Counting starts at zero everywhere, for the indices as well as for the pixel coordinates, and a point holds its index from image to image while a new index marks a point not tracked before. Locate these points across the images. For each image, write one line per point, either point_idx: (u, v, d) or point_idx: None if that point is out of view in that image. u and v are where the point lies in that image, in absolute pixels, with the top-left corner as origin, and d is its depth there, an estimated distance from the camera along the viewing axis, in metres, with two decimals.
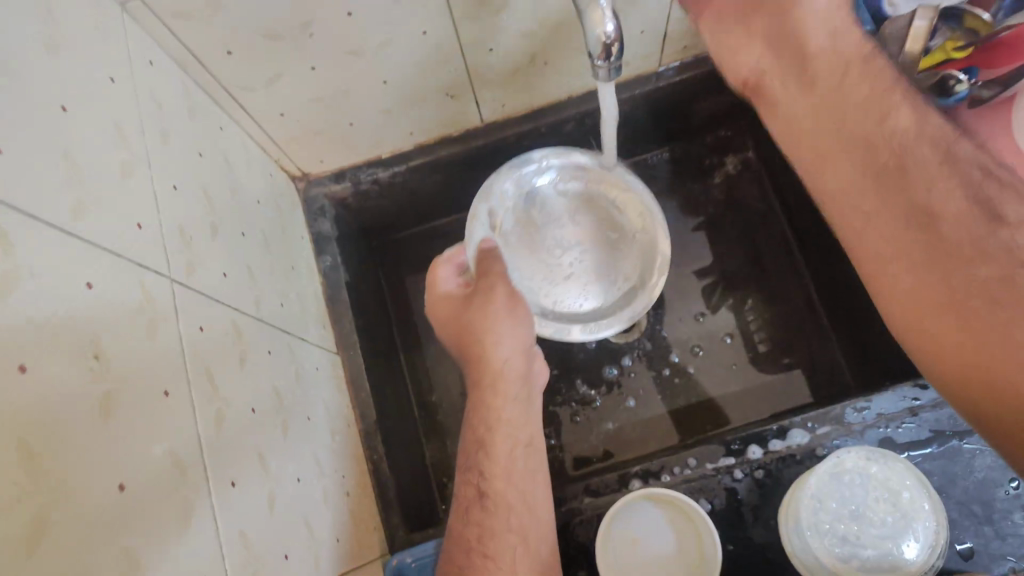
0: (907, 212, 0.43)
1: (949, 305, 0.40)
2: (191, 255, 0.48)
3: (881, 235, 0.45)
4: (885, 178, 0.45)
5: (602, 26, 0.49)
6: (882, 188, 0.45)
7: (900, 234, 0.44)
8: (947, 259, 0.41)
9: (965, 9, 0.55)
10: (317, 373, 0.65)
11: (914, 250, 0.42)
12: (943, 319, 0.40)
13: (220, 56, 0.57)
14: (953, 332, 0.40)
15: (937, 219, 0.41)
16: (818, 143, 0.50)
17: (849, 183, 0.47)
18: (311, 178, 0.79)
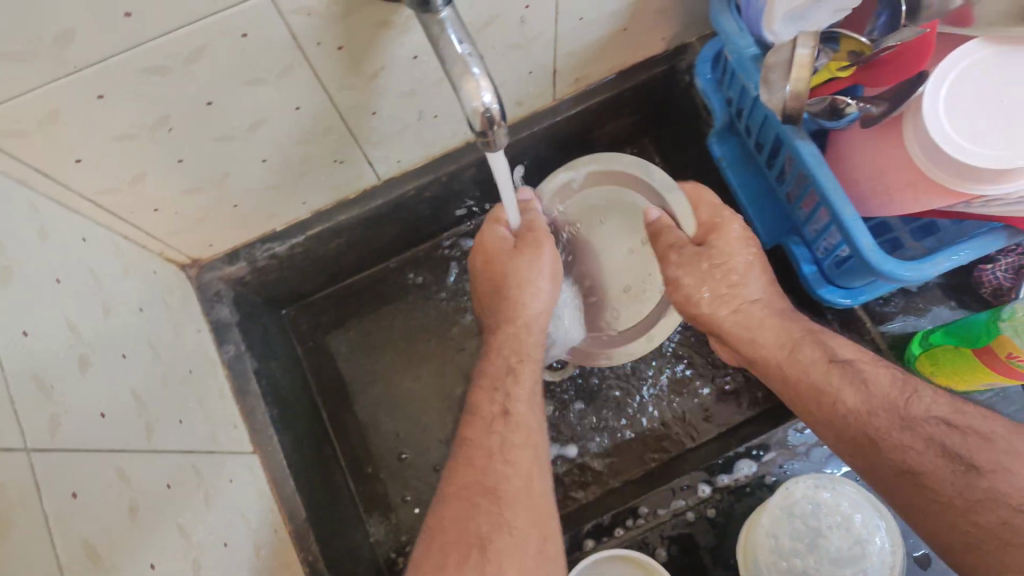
0: (938, 453, 0.51)
1: (984, 549, 0.46)
2: (55, 407, 0.43)
3: (889, 479, 0.53)
4: (889, 417, 0.54)
5: (479, 98, 0.45)
6: (889, 429, 0.54)
7: (913, 472, 0.51)
8: (980, 504, 0.48)
9: (842, 32, 0.53)
10: (229, 485, 0.61)
11: (905, 475, 0.52)
12: (998, 559, 0.46)
13: (68, 165, 0.51)
14: (1013, 574, 0.45)
15: (963, 459, 0.50)
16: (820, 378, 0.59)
17: (857, 419, 0.55)
18: (202, 263, 0.73)
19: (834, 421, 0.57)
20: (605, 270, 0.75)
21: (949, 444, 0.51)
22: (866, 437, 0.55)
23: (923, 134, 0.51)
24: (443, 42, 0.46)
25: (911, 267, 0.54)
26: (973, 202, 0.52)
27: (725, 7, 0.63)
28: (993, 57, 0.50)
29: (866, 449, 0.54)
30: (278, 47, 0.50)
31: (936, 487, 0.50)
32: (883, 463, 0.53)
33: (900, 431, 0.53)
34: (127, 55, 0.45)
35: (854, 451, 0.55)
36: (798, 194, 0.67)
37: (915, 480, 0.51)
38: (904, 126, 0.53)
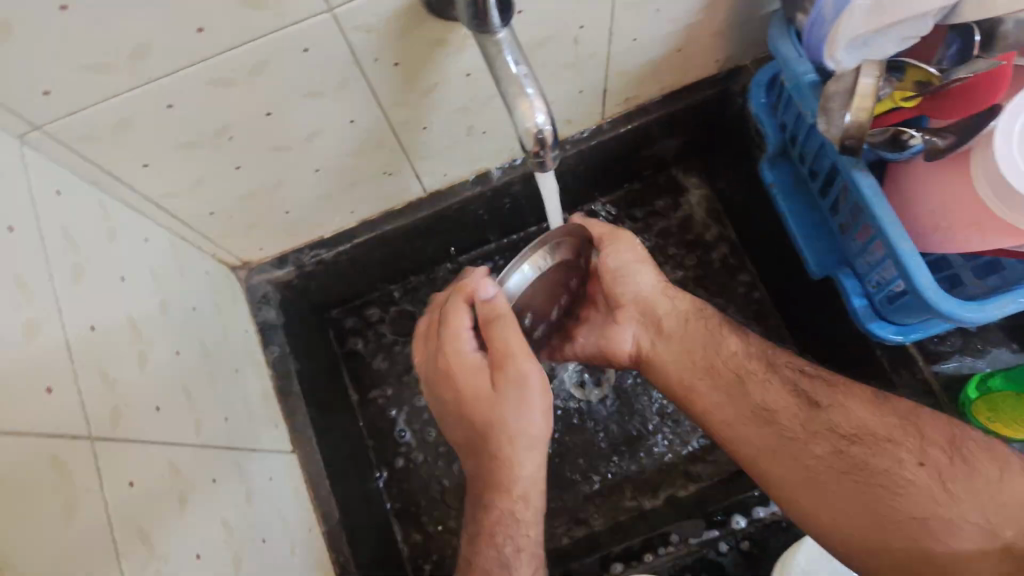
0: (790, 391, 0.57)
1: (828, 476, 0.52)
2: (115, 399, 0.45)
3: (744, 419, 0.57)
4: (761, 362, 0.60)
5: (531, 119, 0.46)
6: (757, 373, 0.59)
7: (768, 411, 0.56)
8: (821, 431, 0.54)
9: (908, 62, 0.54)
10: (270, 483, 0.63)
11: (777, 433, 0.55)
12: (840, 482, 0.52)
13: (136, 168, 0.54)
14: (850, 506, 0.51)
15: (808, 396, 0.56)
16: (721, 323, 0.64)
17: (732, 363, 0.60)
18: (252, 266, 0.75)
19: (715, 367, 0.60)
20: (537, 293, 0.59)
21: (800, 386, 0.57)
22: (738, 377, 0.59)
23: (994, 174, 0.50)
24: (500, 63, 0.47)
25: (970, 307, 0.54)
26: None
27: (785, 33, 0.63)
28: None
29: (735, 391, 0.59)
30: (338, 62, 0.52)
31: (800, 429, 0.55)
32: (744, 403, 0.58)
33: (766, 376, 0.59)
34: (196, 67, 0.47)
35: (723, 392, 0.59)
36: (852, 225, 0.66)
37: (771, 433, 0.56)
38: (975, 163, 0.52)
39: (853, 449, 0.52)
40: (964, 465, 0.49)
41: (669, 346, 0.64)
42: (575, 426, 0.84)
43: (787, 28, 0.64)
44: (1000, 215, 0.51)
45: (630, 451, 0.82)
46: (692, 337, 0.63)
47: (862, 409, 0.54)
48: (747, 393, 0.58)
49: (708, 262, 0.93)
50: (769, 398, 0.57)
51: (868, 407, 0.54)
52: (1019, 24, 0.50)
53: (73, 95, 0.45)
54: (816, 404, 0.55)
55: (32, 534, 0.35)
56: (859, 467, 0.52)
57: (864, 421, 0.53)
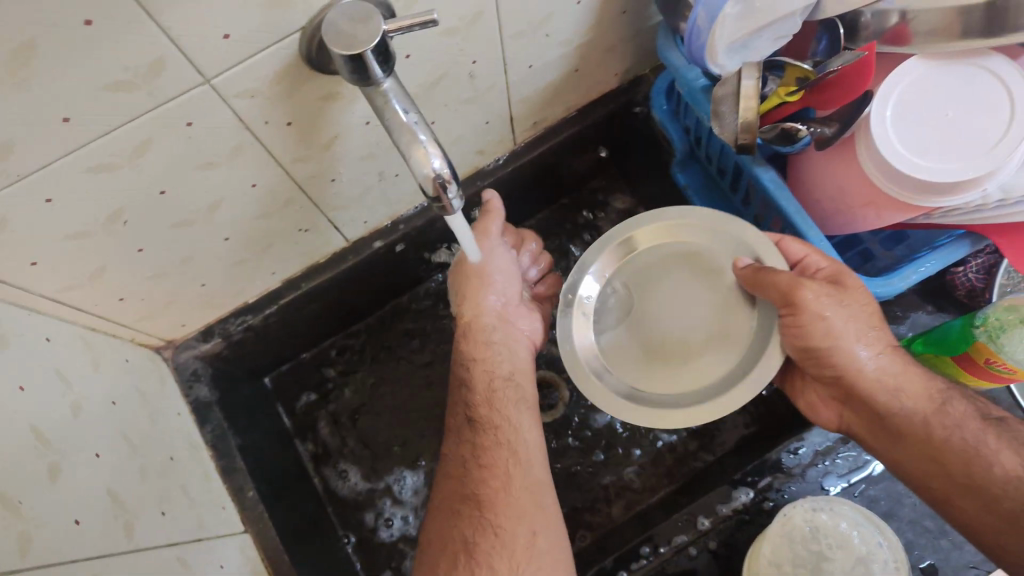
0: None
1: None
2: (25, 524, 0.42)
3: (982, 505, 0.49)
4: (990, 438, 0.51)
5: (428, 165, 0.45)
6: (999, 453, 0.50)
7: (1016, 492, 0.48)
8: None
9: (786, 61, 0.55)
10: (221, 571, 0.60)
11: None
12: None
13: (26, 269, 0.51)
14: None
15: None
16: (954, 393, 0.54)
17: (959, 440, 0.51)
18: (176, 343, 0.72)
19: (930, 424, 0.52)
20: (663, 326, 0.61)
21: None
22: (971, 454, 0.50)
23: (877, 157, 0.52)
24: (389, 113, 0.46)
25: (879, 282, 0.56)
26: (935, 213, 0.53)
27: (671, 42, 0.65)
28: (928, 74, 0.53)
29: (963, 472, 0.50)
30: (228, 131, 0.50)
31: None
32: (974, 481, 0.50)
33: (1015, 458, 0.49)
34: (71, 157, 0.45)
35: (938, 472, 0.52)
36: (761, 218, 0.68)
37: (1014, 523, 0.48)
38: (858, 145, 0.54)
39: None
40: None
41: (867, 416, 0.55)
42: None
43: (673, 37, 0.65)
44: (895, 197, 0.53)
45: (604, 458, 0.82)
46: (907, 413, 0.53)
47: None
48: (980, 463, 0.50)
49: None
50: (1019, 485, 0.48)
51: None
52: (876, 13, 0.52)
53: None
54: None
55: None
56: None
57: None
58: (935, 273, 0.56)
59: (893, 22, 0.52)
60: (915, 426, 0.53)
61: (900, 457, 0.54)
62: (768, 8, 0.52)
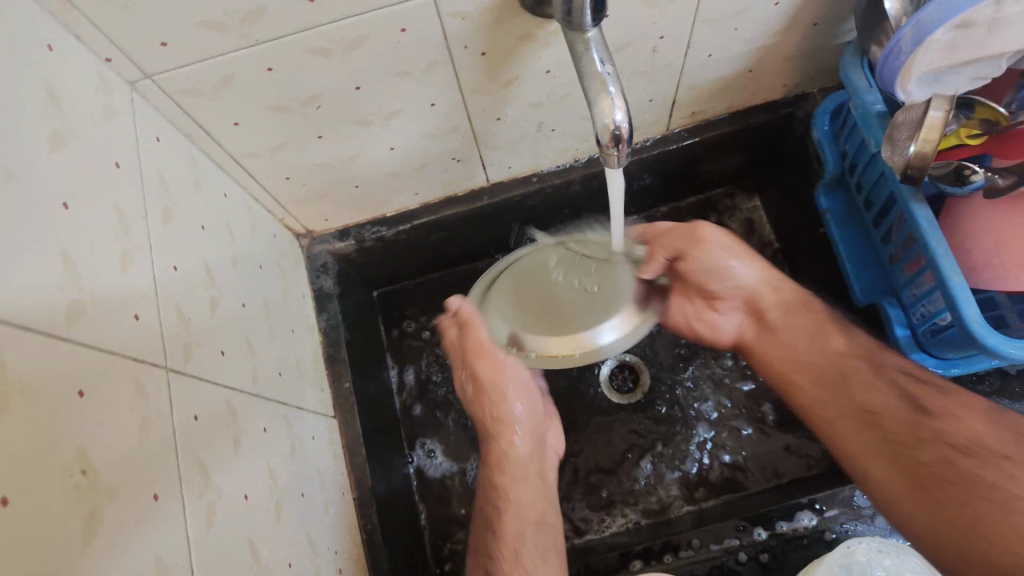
0: (898, 398, 0.59)
1: (936, 480, 0.54)
2: (189, 337, 0.48)
3: (848, 418, 0.62)
4: (864, 362, 0.63)
5: (610, 116, 0.48)
6: (859, 373, 0.62)
7: (874, 411, 0.60)
8: (925, 438, 0.56)
9: (980, 100, 0.56)
10: (313, 441, 0.65)
11: (887, 434, 0.58)
12: (944, 488, 0.53)
13: (227, 126, 0.57)
14: (948, 509, 0.52)
15: (917, 402, 0.58)
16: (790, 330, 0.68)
17: (835, 361, 0.64)
18: (315, 235, 0.78)
19: (816, 362, 0.66)
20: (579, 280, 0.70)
21: (910, 392, 0.59)
22: (841, 377, 0.63)
23: None
24: (586, 60, 0.49)
25: (1016, 343, 0.53)
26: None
27: (857, 63, 0.64)
28: None
29: (838, 389, 0.63)
30: (430, 46, 0.55)
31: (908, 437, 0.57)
32: (850, 401, 0.62)
33: (873, 377, 0.61)
34: (300, 35, 0.50)
35: (826, 389, 0.64)
36: (901, 256, 0.66)
37: (868, 442, 0.60)
38: None
39: (960, 456, 0.54)
40: None
41: (770, 336, 0.70)
42: (605, 416, 0.87)
43: (860, 58, 0.64)
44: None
45: (669, 450, 0.83)
46: (802, 340, 0.67)
47: (973, 423, 0.55)
48: (840, 378, 0.64)
49: None
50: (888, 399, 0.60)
51: (986, 423, 0.55)
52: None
53: (183, 50, 0.48)
54: (898, 412, 0.58)
55: (113, 439, 0.37)
56: (954, 480, 0.53)
57: (974, 432, 0.54)
58: None
59: None
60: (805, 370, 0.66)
61: (806, 387, 0.66)
62: (980, 44, 0.51)
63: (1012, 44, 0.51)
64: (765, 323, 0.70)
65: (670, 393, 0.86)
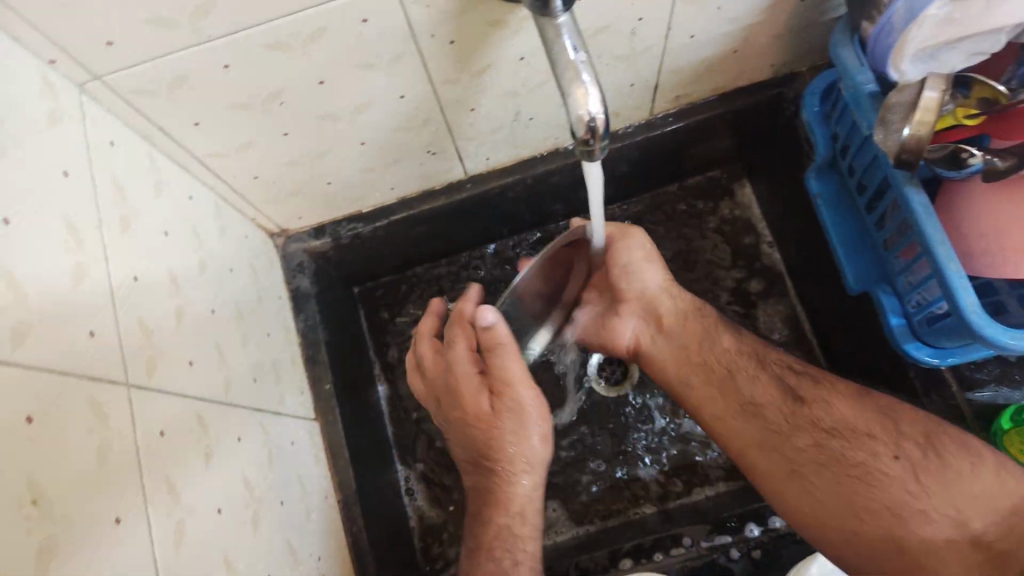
0: (775, 388, 0.61)
1: (810, 468, 0.56)
2: (153, 349, 0.46)
3: (734, 413, 0.61)
4: (748, 356, 0.64)
5: (585, 106, 0.46)
6: (741, 366, 0.63)
7: (754, 405, 0.61)
8: (805, 425, 0.58)
9: (977, 78, 0.54)
10: (292, 447, 0.63)
11: (762, 425, 0.60)
12: (820, 474, 0.56)
13: (187, 125, 0.55)
14: (828, 497, 0.55)
15: (794, 395, 0.60)
16: (688, 327, 0.67)
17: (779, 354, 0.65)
18: (290, 233, 0.76)
19: (709, 362, 0.65)
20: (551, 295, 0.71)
21: (788, 384, 0.61)
22: (725, 370, 0.64)
23: None
24: (558, 48, 0.47)
25: (1014, 333, 0.51)
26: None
27: (848, 41, 0.62)
28: None
29: (724, 385, 0.63)
30: (393, 36, 0.52)
31: (813, 423, 0.58)
32: (725, 398, 0.62)
33: (755, 374, 0.62)
34: (259, 28, 0.47)
35: (710, 386, 0.64)
36: (895, 242, 0.65)
37: (741, 440, 0.61)
38: None
39: (830, 441, 0.56)
40: (937, 459, 0.52)
41: (667, 343, 0.68)
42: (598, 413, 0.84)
43: (851, 36, 0.62)
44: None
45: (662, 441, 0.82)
46: (692, 341, 0.66)
47: (973, 474, 0.51)
48: (727, 373, 0.63)
49: (744, 272, 0.91)
50: (772, 397, 0.60)
51: (854, 408, 0.57)
52: None
53: (134, 48, 0.46)
54: (773, 408, 0.60)
55: (71, 462, 0.35)
56: (849, 461, 0.55)
57: (843, 417, 0.57)
58: None
59: None
60: (722, 357, 0.65)
61: (700, 393, 0.64)
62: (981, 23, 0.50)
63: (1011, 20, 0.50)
64: (660, 328, 0.69)
65: (662, 384, 0.84)
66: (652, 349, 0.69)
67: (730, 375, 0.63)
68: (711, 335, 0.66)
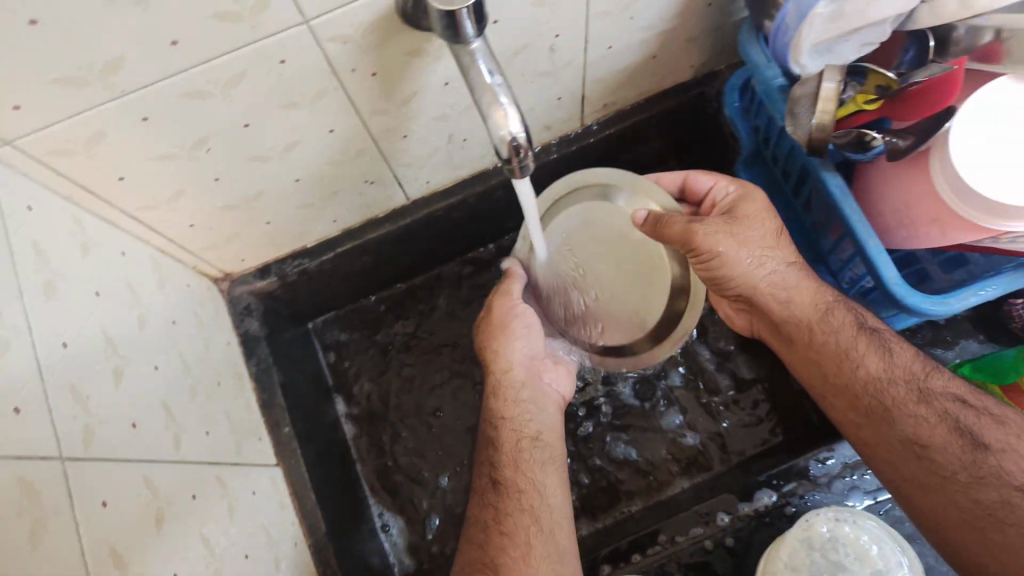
0: (945, 429, 0.54)
1: (983, 514, 0.51)
2: (89, 418, 0.44)
3: (895, 451, 0.55)
4: (899, 381, 0.56)
5: (506, 127, 0.46)
6: (907, 401, 0.55)
7: (921, 445, 0.54)
8: (989, 478, 0.51)
9: (869, 67, 0.56)
10: (254, 496, 0.62)
11: (938, 472, 0.53)
12: (985, 511, 0.51)
13: (110, 182, 0.53)
14: (992, 538, 0.50)
15: (970, 436, 0.53)
16: (820, 349, 0.60)
17: (893, 385, 0.56)
18: (234, 277, 0.75)
19: (856, 390, 0.58)
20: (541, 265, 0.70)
21: (961, 422, 0.54)
22: (881, 406, 0.56)
23: (951, 171, 0.50)
24: (474, 73, 0.47)
25: (934, 300, 0.54)
26: (1000, 238, 0.51)
27: (753, 39, 0.64)
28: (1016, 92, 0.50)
29: (880, 421, 0.56)
30: (315, 74, 0.52)
31: (992, 462, 0.51)
32: (891, 433, 0.56)
33: (917, 408, 0.55)
34: (170, 80, 0.47)
35: (820, 387, 0.61)
36: (823, 223, 0.66)
37: (898, 456, 0.55)
38: (932, 165, 0.52)
39: (1007, 481, 0.51)
40: None
41: (783, 345, 0.64)
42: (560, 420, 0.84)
43: (756, 34, 0.64)
44: (964, 216, 0.51)
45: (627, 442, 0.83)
46: (825, 363, 0.59)
47: None
48: (885, 412, 0.56)
49: None
50: (936, 430, 0.54)
51: None
52: (969, 30, 0.51)
53: (42, 111, 0.44)
54: (932, 427, 0.54)
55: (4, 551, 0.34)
56: (1010, 506, 0.50)
57: None
58: (996, 298, 0.54)
59: (985, 41, 0.51)
60: (854, 379, 0.58)
61: (840, 412, 0.59)
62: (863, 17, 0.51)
63: (892, 11, 0.51)
64: (785, 336, 0.62)
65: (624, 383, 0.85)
66: (791, 338, 0.62)
67: (894, 409, 0.56)
68: (857, 359, 0.58)
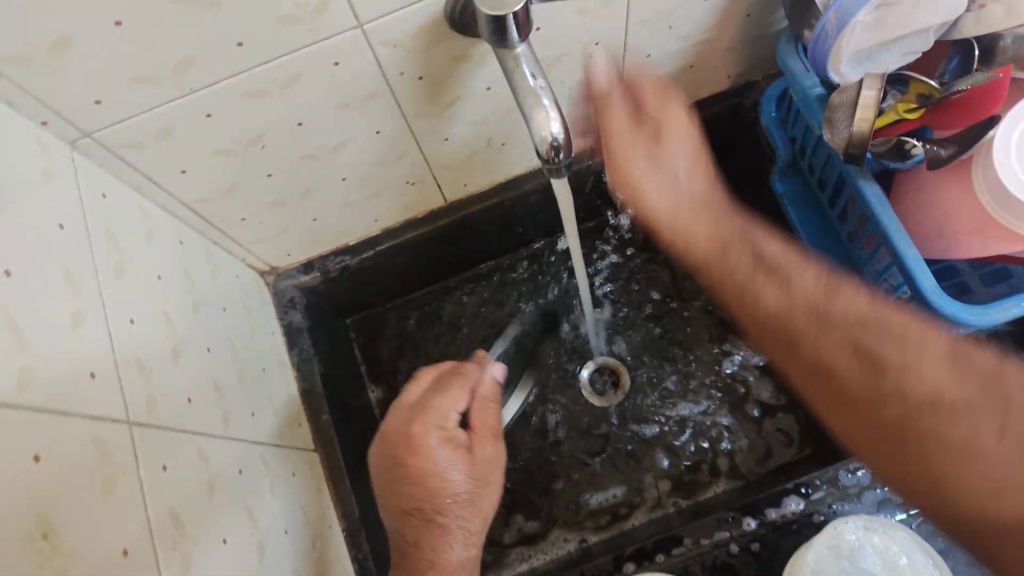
0: (814, 296, 0.47)
1: (896, 434, 0.43)
2: (152, 390, 0.48)
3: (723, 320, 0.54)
4: (754, 253, 0.51)
5: (547, 128, 0.48)
6: (748, 278, 0.50)
7: (785, 328, 0.47)
8: (866, 362, 0.44)
9: (912, 76, 0.55)
10: (293, 478, 0.65)
11: (811, 361, 0.46)
12: (900, 442, 0.43)
13: (175, 175, 0.58)
14: (870, 420, 0.44)
15: (865, 353, 0.44)
16: (679, 241, 0.53)
17: (713, 253, 0.52)
18: (279, 271, 0.78)
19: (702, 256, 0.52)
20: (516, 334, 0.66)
21: (826, 281, 0.48)
22: (728, 277, 0.51)
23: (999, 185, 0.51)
24: (518, 76, 0.50)
25: (975, 309, 0.54)
26: None
27: (792, 48, 0.65)
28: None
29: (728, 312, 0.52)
30: (366, 77, 0.55)
31: (904, 388, 0.43)
32: (735, 300, 0.50)
33: (797, 267, 0.49)
34: (237, 80, 0.50)
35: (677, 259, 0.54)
36: (859, 234, 0.67)
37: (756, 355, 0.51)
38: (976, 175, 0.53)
39: (917, 412, 0.42)
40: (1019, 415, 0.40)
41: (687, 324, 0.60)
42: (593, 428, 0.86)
43: (795, 43, 0.65)
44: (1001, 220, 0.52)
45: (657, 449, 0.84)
46: (690, 228, 0.53)
47: (937, 373, 0.42)
48: (740, 292, 0.50)
49: None
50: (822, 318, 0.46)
51: (946, 371, 0.42)
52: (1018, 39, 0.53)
53: (120, 107, 0.49)
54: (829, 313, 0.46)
55: (75, 500, 0.38)
56: (922, 415, 0.42)
57: (931, 386, 0.42)
58: None
59: None
60: (712, 268, 0.52)
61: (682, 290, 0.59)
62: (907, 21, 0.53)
63: (943, 16, 0.53)
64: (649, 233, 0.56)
65: (652, 390, 0.87)
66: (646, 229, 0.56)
67: (751, 287, 0.49)
68: (698, 232, 0.52)
